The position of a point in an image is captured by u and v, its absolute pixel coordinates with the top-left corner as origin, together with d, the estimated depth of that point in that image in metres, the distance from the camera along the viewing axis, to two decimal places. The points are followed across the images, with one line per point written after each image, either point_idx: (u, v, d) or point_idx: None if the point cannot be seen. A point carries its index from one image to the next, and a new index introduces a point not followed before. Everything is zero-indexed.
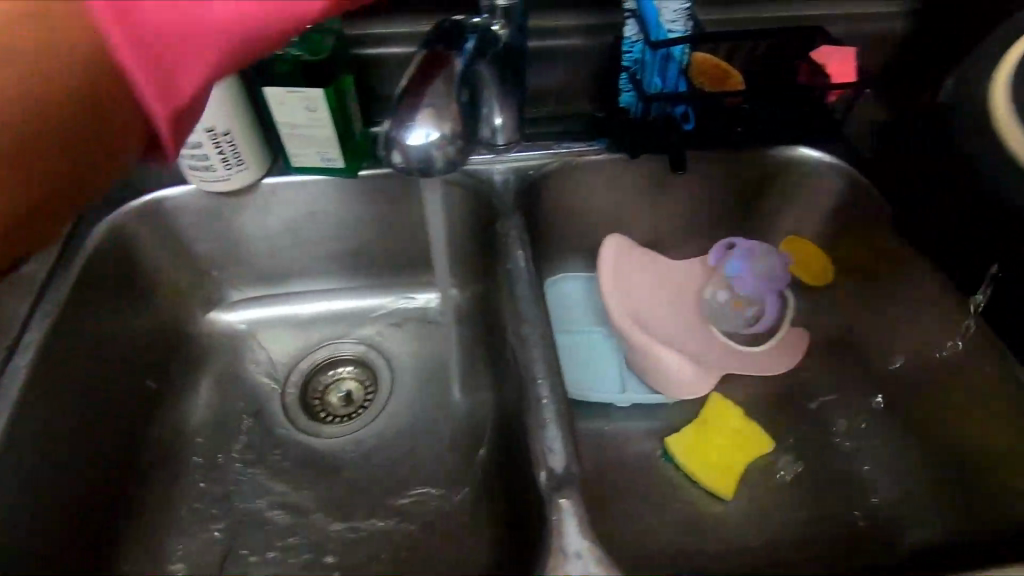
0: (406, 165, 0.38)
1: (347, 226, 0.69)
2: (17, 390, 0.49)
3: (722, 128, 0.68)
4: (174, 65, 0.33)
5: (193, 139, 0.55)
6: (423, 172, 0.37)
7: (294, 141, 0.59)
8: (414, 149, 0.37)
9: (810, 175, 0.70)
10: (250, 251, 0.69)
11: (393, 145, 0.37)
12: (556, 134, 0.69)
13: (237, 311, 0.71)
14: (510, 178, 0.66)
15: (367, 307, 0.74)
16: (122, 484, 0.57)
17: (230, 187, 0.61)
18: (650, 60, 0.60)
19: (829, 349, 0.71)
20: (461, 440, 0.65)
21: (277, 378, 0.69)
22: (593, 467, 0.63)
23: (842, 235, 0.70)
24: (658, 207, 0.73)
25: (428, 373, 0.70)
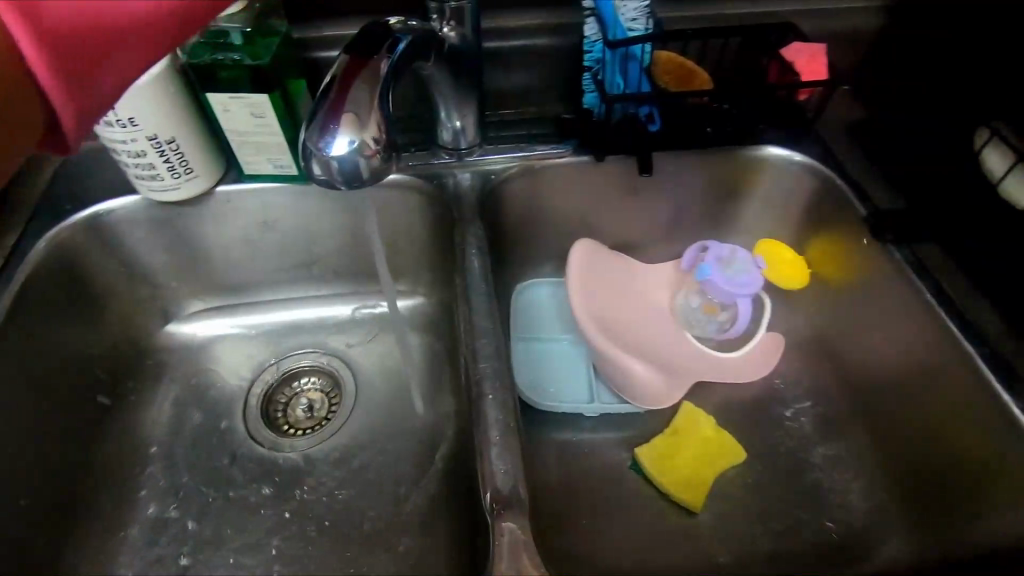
0: (331, 177, 0.36)
1: (307, 234, 0.68)
2: None
3: (689, 129, 0.66)
4: (98, 54, 0.33)
5: (136, 148, 0.54)
6: (350, 183, 0.35)
7: (245, 148, 0.58)
8: (339, 160, 0.35)
9: (785, 175, 0.68)
10: (209, 261, 0.67)
11: (314, 154, 0.35)
12: (520, 137, 0.67)
13: (198, 323, 0.70)
14: (472, 183, 0.64)
15: (332, 316, 0.73)
16: (72, 503, 0.56)
17: (180, 196, 0.59)
18: (610, 60, 0.59)
19: (805, 355, 0.69)
20: (425, 454, 0.63)
21: (239, 390, 0.67)
22: (558, 480, 0.61)
23: (814, 238, 0.69)
24: (628, 211, 0.71)
25: (393, 384, 0.68)
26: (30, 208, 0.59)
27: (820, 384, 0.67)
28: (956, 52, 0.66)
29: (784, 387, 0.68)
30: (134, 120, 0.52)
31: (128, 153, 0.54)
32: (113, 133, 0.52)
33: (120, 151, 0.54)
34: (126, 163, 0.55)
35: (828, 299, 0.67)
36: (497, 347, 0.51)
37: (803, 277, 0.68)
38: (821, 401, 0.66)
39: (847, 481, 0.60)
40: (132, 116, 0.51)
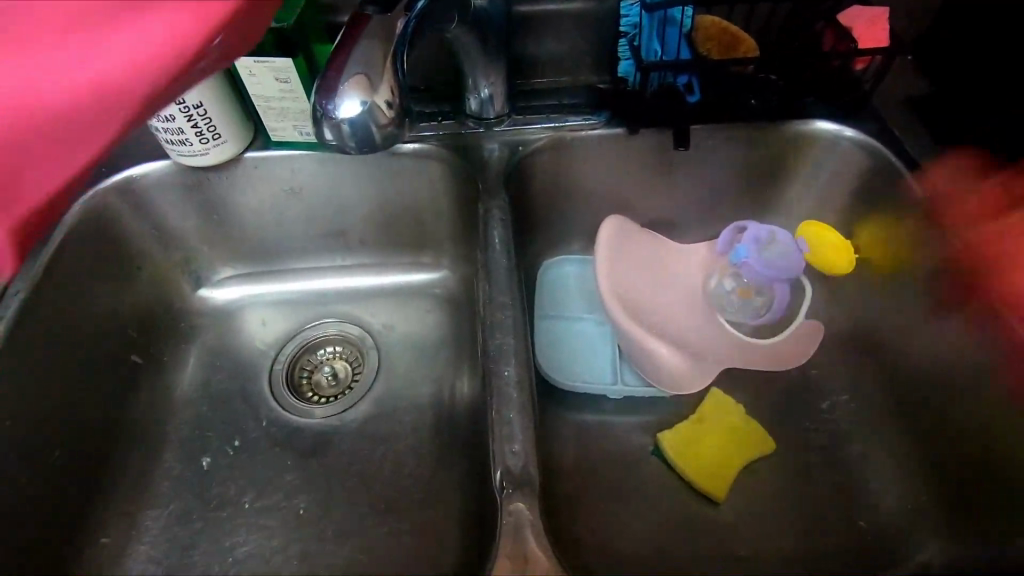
0: (342, 142, 0.34)
1: (333, 204, 0.67)
2: None
3: (732, 99, 0.63)
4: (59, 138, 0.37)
5: (165, 112, 0.54)
6: (360, 149, 0.34)
7: (270, 114, 0.57)
8: (349, 123, 0.33)
9: (834, 152, 0.63)
10: (240, 228, 0.68)
11: (324, 117, 0.33)
12: (550, 106, 0.65)
13: (228, 288, 0.71)
14: (500, 154, 0.62)
15: (357, 287, 0.73)
16: (104, 459, 0.58)
17: (208, 162, 0.60)
18: (646, 25, 0.56)
19: (846, 345, 0.65)
20: (443, 428, 0.63)
21: (265, 355, 0.68)
22: (575, 460, 0.60)
23: (863, 222, 0.64)
24: (662, 187, 0.67)
25: (415, 357, 0.68)
26: None
27: (859, 376, 0.63)
28: (955, 53, 0.61)
29: (821, 378, 0.64)
30: None
31: (157, 116, 0.54)
32: None
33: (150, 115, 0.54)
34: (156, 127, 0.56)
35: (874, 288, 0.63)
36: (515, 324, 0.50)
37: (849, 261, 0.63)
38: (858, 395, 0.62)
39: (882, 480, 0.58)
40: None
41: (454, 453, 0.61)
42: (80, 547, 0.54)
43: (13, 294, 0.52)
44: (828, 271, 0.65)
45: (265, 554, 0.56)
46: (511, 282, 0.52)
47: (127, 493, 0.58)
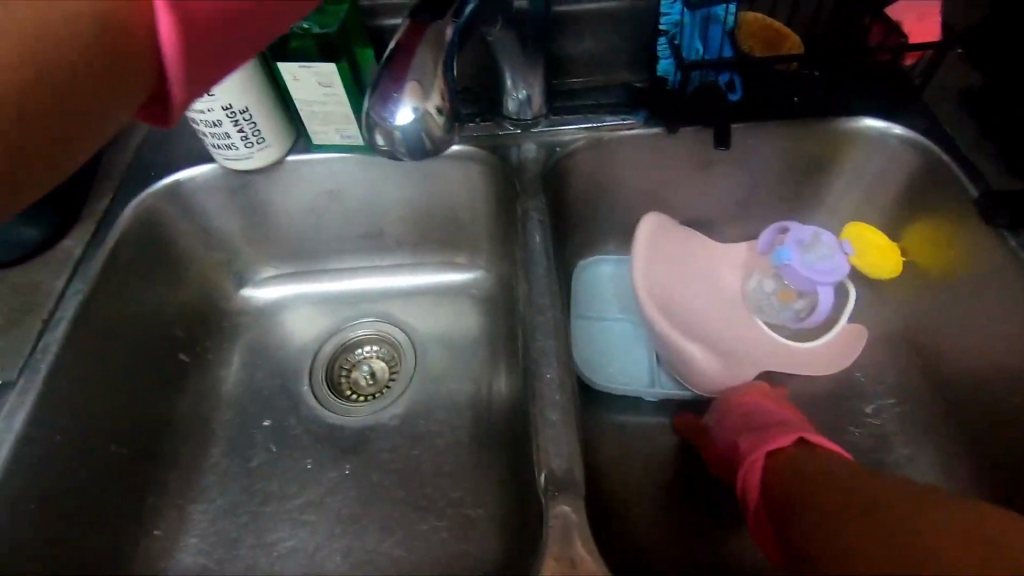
0: (394, 147, 0.35)
1: (372, 206, 0.68)
2: (54, 351, 0.51)
3: (777, 95, 0.61)
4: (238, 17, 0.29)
5: (212, 118, 0.55)
6: (412, 154, 0.35)
7: (313, 118, 0.58)
8: (402, 130, 0.34)
9: (879, 150, 0.61)
10: (281, 230, 0.70)
11: (377, 124, 0.34)
12: (587, 106, 0.64)
13: (268, 288, 0.73)
14: (537, 155, 0.62)
15: (394, 287, 0.74)
16: (154, 455, 0.59)
17: (253, 165, 0.61)
18: (689, 23, 0.54)
19: (891, 348, 0.64)
20: (480, 428, 0.63)
21: (306, 355, 0.70)
22: (612, 460, 0.60)
23: (909, 221, 0.62)
24: (701, 187, 0.66)
25: (452, 356, 0.69)
26: (117, 178, 0.62)
27: (906, 379, 0.62)
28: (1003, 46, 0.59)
29: (864, 382, 0.63)
30: (210, 90, 0.53)
31: (205, 122, 0.56)
32: (192, 102, 0.54)
33: (198, 121, 0.56)
34: (204, 132, 0.57)
35: (921, 290, 0.61)
36: (557, 326, 0.50)
37: (894, 264, 0.63)
38: (904, 399, 0.61)
39: (930, 486, 0.56)
40: (208, 86, 0.53)
41: (493, 453, 0.61)
42: (134, 540, 0.56)
43: (71, 295, 0.54)
44: (871, 274, 0.64)
45: (310, 549, 0.57)
46: (552, 284, 0.52)
47: (177, 487, 0.59)
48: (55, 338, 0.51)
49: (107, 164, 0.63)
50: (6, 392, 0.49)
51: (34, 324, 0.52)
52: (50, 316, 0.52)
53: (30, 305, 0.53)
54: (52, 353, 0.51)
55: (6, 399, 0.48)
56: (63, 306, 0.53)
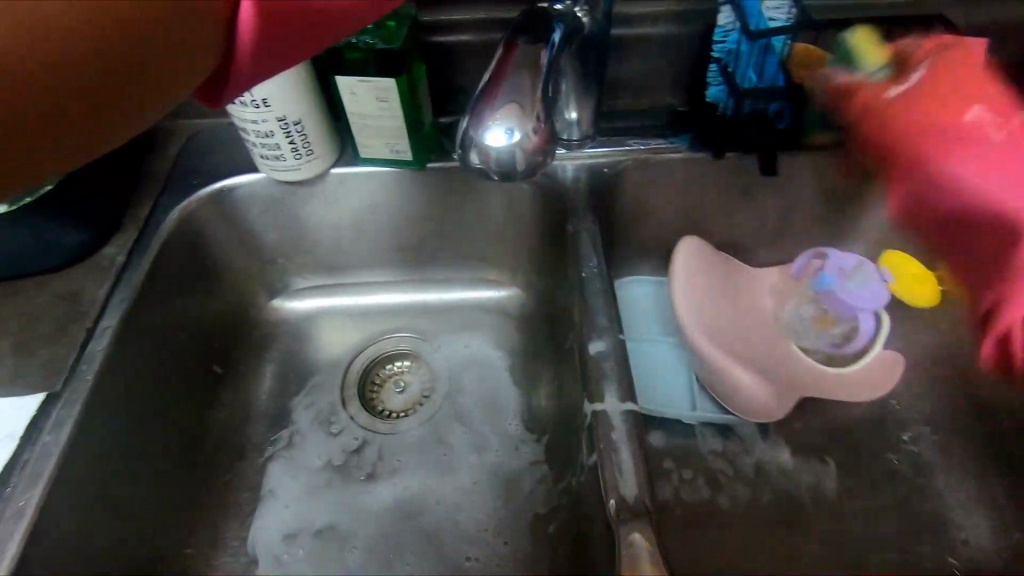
0: (485, 164, 0.36)
1: (411, 221, 0.68)
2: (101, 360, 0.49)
3: (817, 124, 0.63)
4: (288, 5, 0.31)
5: (265, 128, 0.55)
6: (505, 173, 0.35)
7: (364, 131, 0.58)
8: (496, 151, 0.34)
9: None
10: (314, 241, 0.68)
11: (474, 145, 0.34)
12: (633, 129, 0.65)
13: (300, 300, 0.71)
14: (583, 177, 0.63)
15: (425, 302, 0.72)
16: (191, 468, 0.58)
17: (299, 177, 0.61)
18: (746, 52, 0.57)
19: (928, 376, 0.64)
20: (520, 447, 0.62)
21: (337, 368, 0.68)
22: (660, 484, 0.60)
23: None
24: (741, 211, 0.67)
25: (489, 370, 0.67)
26: (160, 185, 0.61)
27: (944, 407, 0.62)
28: None
29: (901, 408, 0.64)
30: (267, 101, 0.53)
31: (256, 132, 0.55)
32: (246, 112, 0.54)
33: (249, 130, 0.55)
34: (253, 143, 0.57)
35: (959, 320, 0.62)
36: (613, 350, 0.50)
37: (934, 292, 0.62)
38: (942, 426, 0.62)
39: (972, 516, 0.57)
40: (266, 97, 0.53)
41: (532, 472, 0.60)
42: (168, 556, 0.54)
43: (115, 305, 0.52)
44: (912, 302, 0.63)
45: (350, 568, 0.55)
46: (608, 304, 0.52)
47: (212, 504, 0.58)
48: (99, 351, 0.50)
49: (149, 171, 0.62)
50: (52, 404, 0.47)
51: (81, 333, 0.51)
52: (95, 324, 0.51)
53: (77, 312, 0.52)
54: (99, 365, 0.49)
55: (52, 413, 0.47)
56: (108, 316, 0.52)
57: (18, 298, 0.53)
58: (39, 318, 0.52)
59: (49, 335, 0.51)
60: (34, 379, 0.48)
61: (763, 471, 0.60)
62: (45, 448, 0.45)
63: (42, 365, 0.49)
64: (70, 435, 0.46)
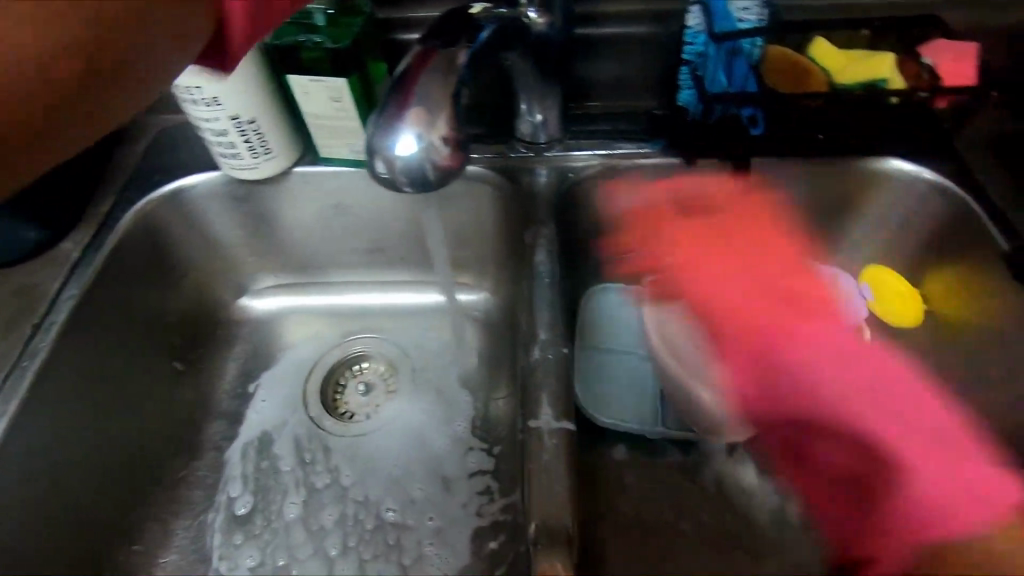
0: (394, 176, 0.34)
1: (378, 221, 0.66)
2: (44, 356, 0.51)
3: (798, 133, 0.60)
4: None
5: (219, 127, 0.54)
6: (414, 186, 0.34)
7: (321, 131, 0.57)
8: (404, 160, 0.33)
9: (909, 194, 0.59)
10: (281, 238, 0.67)
11: (379, 152, 0.33)
12: (605, 132, 0.62)
13: (269, 298, 0.70)
14: (549, 180, 0.60)
15: (395, 305, 0.70)
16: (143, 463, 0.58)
17: (258, 176, 0.60)
18: (712, 55, 0.54)
19: None
20: (474, 457, 0.60)
21: (302, 367, 0.67)
22: (616, 501, 0.58)
23: (933, 268, 0.60)
24: (719, 221, 0.64)
25: (454, 375, 0.65)
26: (124, 179, 0.62)
27: None
28: None
29: None
30: (218, 100, 0.52)
31: (211, 130, 0.54)
32: (199, 111, 0.53)
33: (204, 129, 0.55)
34: (209, 141, 0.56)
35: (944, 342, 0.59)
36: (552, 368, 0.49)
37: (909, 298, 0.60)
38: None
39: None
40: (217, 96, 0.51)
41: (485, 480, 0.59)
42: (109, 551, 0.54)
43: (64, 300, 0.53)
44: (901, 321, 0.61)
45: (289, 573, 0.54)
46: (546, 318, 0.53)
47: (160, 499, 0.58)
48: (43, 347, 0.51)
49: (115, 166, 0.63)
50: None
51: (28, 328, 0.52)
52: (42, 321, 0.52)
53: (28, 306, 0.53)
54: (42, 360, 0.50)
55: None
56: (55, 312, 0.52)
57: None
58: None
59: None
60: None
61: (723, 492, 0.58)
62: None
63: None
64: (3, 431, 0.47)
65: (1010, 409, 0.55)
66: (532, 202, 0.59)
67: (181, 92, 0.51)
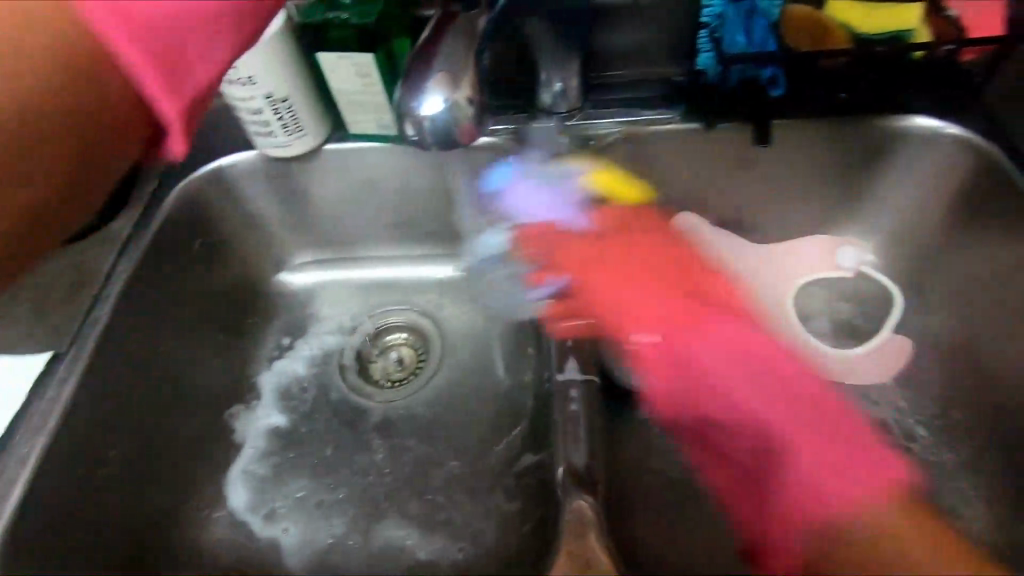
0: (423, 138, 0.36)
1: (405, 197, 0.69)
2: (105, 322, 0.54)
3: (821, 93, 0.60)
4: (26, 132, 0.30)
5: (255, 106, 0.57)
6: (439, 142, 0.35)
7: (350, 107, 0.60)
8: (430, 120, 0.35)
9: (935, 151, 0.59)
10: (313, 218, 0.71)
11: (408, 115, 0.35)
12: (624, 101, 0.63)
13: (304, 274, 0.74)
14: (569, 150, 0.62)
15: (422, 280, 0.73)
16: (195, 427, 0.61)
17: (292, 153, 0.62)
18: (732, 13, 0.56)
19: (937, 360, 0.61)
20: (505, 419, 0.63)
21: (337, 338, 0.70)
22: (642, 459, 0.60)
23: (958, 225, 0.60)
24: (740, 186, 0.65)
25: (483, 344, 0.68)
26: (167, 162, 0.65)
27: (952, 391, 0.59)
28: None
29: (906, 392, 0.61)
30: (252, 78, 0.54)
31: (247, 109, 0.57)
32: (235, 90, 0.56)
33: (241, 108, 0.57)
34: (246, 119, 0.59)
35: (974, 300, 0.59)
36: None
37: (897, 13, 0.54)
38: (948, 412, 0.59)
39: (972, 503, 0.54)
40: (251, 74, 0.54)
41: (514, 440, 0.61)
42: (158, 508, 0.55)
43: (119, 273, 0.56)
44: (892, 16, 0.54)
45: (333, 527, 0.57)
46: None
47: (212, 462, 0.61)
48: (104, 314, 0.54)
49: None
50: (58, 362, 0.52)
51: (87, 300, 0.56)
52: (102, 292, 0.56)
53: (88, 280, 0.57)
54: (102, 327, 0.54)
55: (58, 369, 0.51)
56: (113, 283, 0.56)
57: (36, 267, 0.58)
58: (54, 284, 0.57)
59: (62, 300, 0.56)
60: (47, 339, 0.54)
61: None
62: (49, 403, 0.50)
63: (53, 328, 0.54)
64: (72, 390, 0.50)
65: (1001, 359, 0.56)
66: (555, 167, 0.61)
67: None
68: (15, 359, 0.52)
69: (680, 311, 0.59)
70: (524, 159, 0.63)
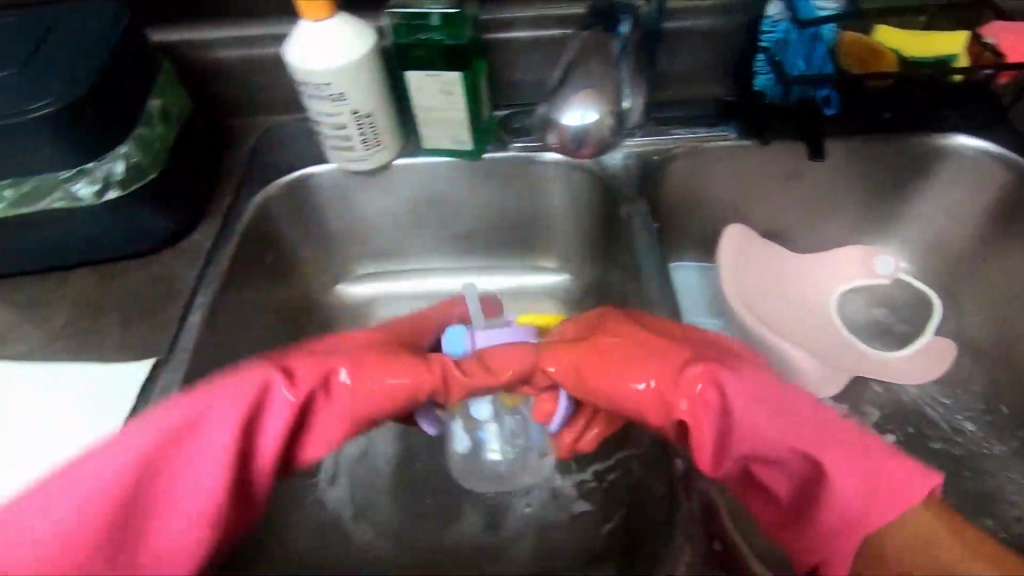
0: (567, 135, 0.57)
1: (467, 210, 0.71)
2: (197, 330, 0.55)
3: (866, 112, 0.65)
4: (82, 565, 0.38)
5: (340, 121, 0.59)
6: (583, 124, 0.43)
7: (428, 123, 0.62)
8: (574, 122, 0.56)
9: (971, 166, 0.64)
10: (375, 231, 0.72)
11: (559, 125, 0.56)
12: (681, 119, 0.67)
13: (362, 285, 0.75)
14: (631, 163, 0.65)
15: (480, 289, 0.75)
16: None
17: (364, 167, 0.64)
18: (796, 39, 0.59)
19: (977, 359, 0.66)
20: None
21: None
22: None
23: (991, 235, 0.65)
24: (789, 198, 0.69)
25: None
26: (238, 176, 0.66)
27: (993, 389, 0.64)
28: None
29: (951, 390, 0.65)
30: (344, 95, 0.57)
31: (331, 124, 0.59)
32: (323, 106, 0.58)
33: (325, 123, 0.59)
34: (326, 134, 0.61)
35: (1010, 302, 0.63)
36: None
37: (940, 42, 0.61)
38: (993, 408, 0.63)
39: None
40: (343, 91, 0.56)
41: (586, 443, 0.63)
42: None
43: (206, 284, 0.57)
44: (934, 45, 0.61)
45: (417, 534, 0.58)
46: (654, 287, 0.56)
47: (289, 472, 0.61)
48: (195, 324, 0.55)
49: (228, 164, 0.67)
50: (158, 370, 0.52)
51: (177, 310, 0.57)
52: (190, 301, 0.56)
53: (174, 291, 0.58)
54: (195, 335, 0.54)
55: (158, 377, 0.52)
56: (201, 293, 0.57)
57: (120, 278, 0.59)
58: (140, 295, 0.58)
59: (150, 310, 0.57)
60: (141, 349, 0.55)
61: None
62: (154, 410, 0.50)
63: (145, 340, 0.55)
64: (175, 396, 0.51)
65: None
66: (620, 180, 0.64)
67: (309, 89, 0.56)
68: (112, 369, 0.53)
69: (805, 433, 0.42)
70: (588, 173, 0.66)
